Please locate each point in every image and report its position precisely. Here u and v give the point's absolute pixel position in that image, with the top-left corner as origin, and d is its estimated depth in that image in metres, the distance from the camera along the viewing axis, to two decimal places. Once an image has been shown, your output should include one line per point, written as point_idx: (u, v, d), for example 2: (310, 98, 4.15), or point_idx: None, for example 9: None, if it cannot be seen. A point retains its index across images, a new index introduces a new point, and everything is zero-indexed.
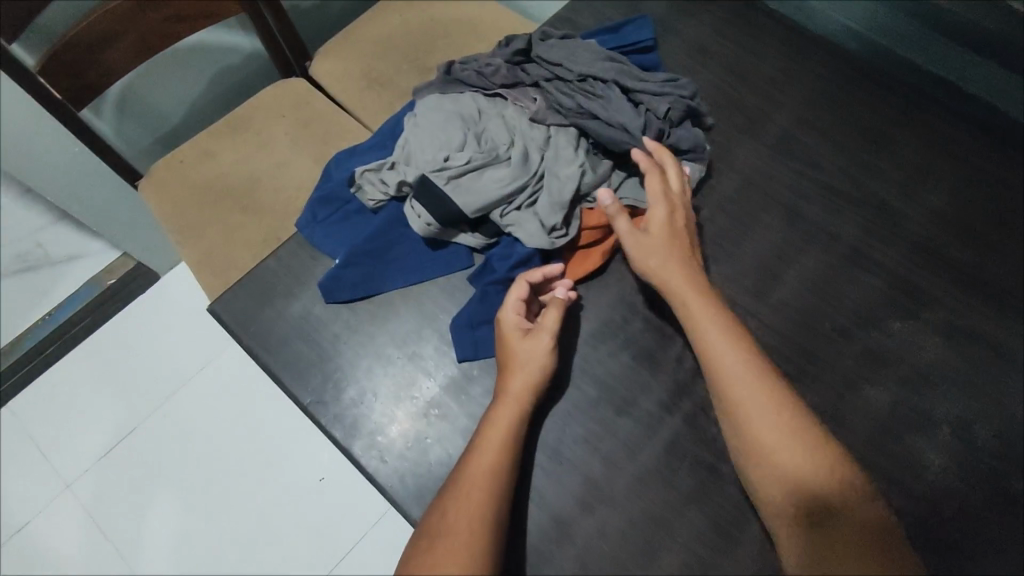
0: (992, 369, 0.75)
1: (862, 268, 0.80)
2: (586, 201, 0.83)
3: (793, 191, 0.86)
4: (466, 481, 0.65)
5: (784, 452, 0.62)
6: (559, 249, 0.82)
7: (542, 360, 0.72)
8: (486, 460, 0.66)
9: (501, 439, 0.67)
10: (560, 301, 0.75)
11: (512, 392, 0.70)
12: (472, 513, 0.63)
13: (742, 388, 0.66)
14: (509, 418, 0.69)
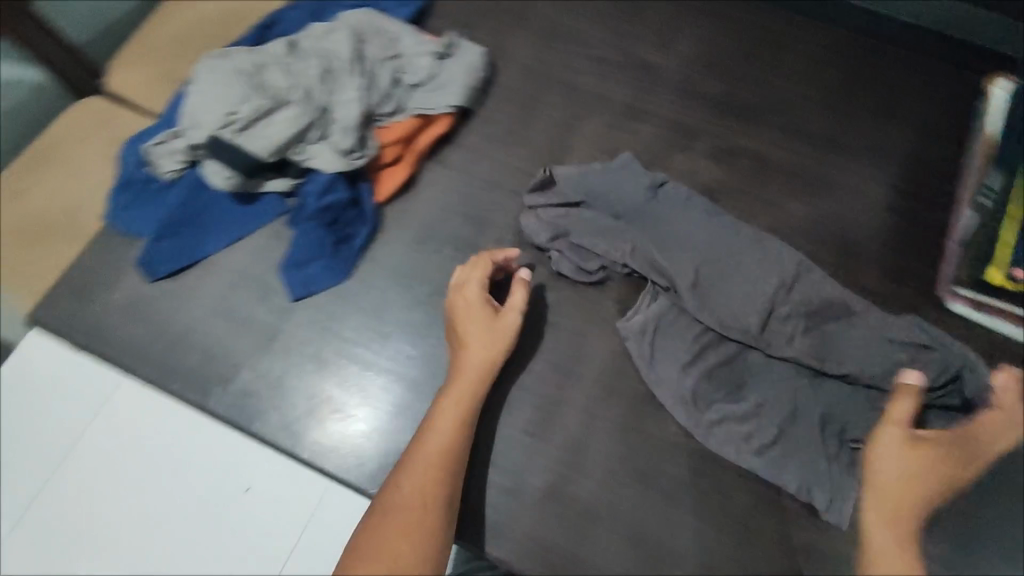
0: (755, 174, 0.86)
1: (638, 120, 0.89)
2: (378, 120, 0.84)
3: (568, 69, 0.92)
4: (416, 464, 0.65)
5: (902, 551, 0.60)
6: (365, 172, 0.83)
7: (500, 338, 0.72)
8: (438, 440, 0.67)
9: (454, 415, 0.68)
10: (523, 280, 0.74)
11: (469, 371, 0.70)
12: (434, 500, 0.63)
13: (913, 513, 0.62)
14: (462, 398, 0.69)
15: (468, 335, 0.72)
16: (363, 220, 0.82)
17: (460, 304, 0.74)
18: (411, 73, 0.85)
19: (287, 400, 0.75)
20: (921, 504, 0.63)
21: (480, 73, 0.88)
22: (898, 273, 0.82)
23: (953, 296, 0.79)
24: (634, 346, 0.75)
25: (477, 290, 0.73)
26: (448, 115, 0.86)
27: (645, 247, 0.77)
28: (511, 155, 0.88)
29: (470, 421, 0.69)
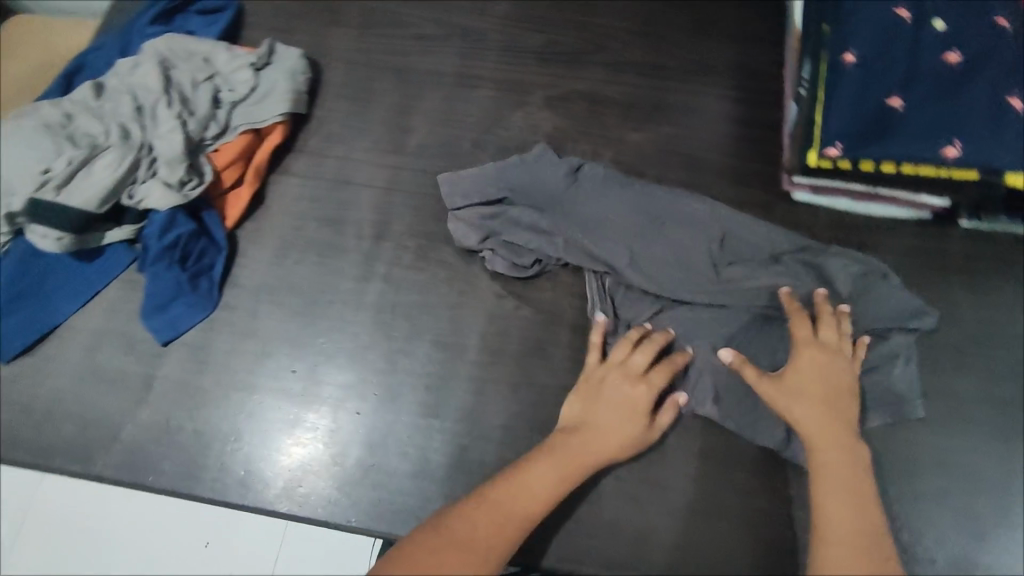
0: (591, 114, 0.89)
1: (471, 87, 0.91)
2: (208, 145, 0.81)
3: (393, 53, 0.93)
4: (493, 511, 0.62)
5: (836, 488, 0.63)
6: (206, 200, 0.80)
7: (628, 436, 0.68)
8: (524, 484, 0.64)
9: (548, 457, 0.66)
10: (675, 401, 0.72)
11: (583, 440, 0.67)
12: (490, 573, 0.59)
13: (828, 445, 0.66)
14: (565, 474, 0.65)
15: (597, 413, 0.70)
16: (217, 248, 0.80)
17: (618, 367, 0.72)
18: (231, 90, 0.83)
19: (176, 445, 0.73)
20: (831, 430, 0.66)
21: (304, 76, 0.87)
22: (741, 174, 0.86)
23: (794, 186, 0.83)
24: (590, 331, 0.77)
25: (639, 393, 0.70)
26: (280, 124, 0.85)
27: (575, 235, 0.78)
28: (354, 148, 0.87)
29: (556, 500, 0.64)
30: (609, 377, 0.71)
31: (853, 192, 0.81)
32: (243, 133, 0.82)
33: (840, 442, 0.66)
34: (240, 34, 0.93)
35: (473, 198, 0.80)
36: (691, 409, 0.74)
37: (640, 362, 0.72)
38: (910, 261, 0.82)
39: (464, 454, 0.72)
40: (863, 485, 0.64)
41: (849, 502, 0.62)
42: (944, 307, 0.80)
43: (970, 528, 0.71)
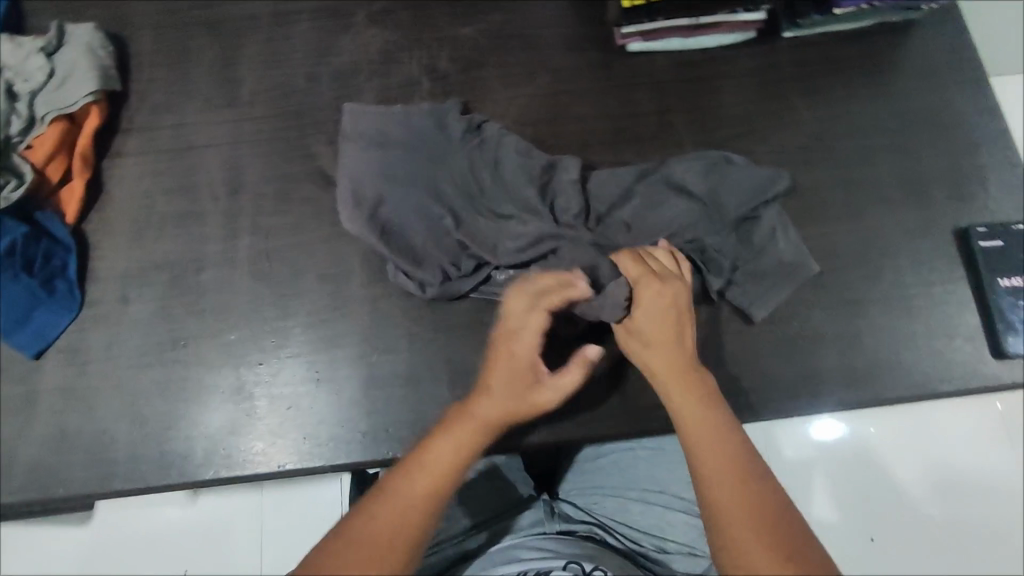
0: (420, 19, 0.88)
1: (292, 21, 0.87)
2: (18, 143, 0.76)
3: (200, 6, 0.88)
4: (404, 500, 0.58)
5: (704, 430, 0.61)
6: (34, 199, 0.75)
7: (521, 397, 0.64)
8: (428, 477, 0.60)
9: (453, 448, 0.61)
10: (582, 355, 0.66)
11: (478, 420, 0.63)
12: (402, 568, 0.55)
13: (679, 395, 0.64)
14: (469, 444, 0.62)
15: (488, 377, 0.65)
16: (65, 247, 0.76)
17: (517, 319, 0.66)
18: (27, 80, 0.77)
19: (79, 450, 0.70)
20: (673, 363, 0.66)
21: (108, 51, 0.82)
22: (577, 41, 0.87)
23: (626, 39, 0.85)
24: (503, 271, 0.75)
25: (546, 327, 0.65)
26: (94, 105, 0.79)
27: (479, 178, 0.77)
28: (185, 113, 0.83)
29: (458, 475, 0.61)
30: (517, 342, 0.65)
31: (679, 29, 0.84)
32: (55, 123, 0.77)
33: (686, 382, 0.65)
34: (27, 25, 0.86)
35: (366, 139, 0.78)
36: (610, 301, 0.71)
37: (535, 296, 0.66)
38: (749, 81, 0.86)
39: (376, 372, 0.73)
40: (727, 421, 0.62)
41: (715, 439, 0.61)
42: (787, 114, 0.85)
43: (850, 301, 0.77)
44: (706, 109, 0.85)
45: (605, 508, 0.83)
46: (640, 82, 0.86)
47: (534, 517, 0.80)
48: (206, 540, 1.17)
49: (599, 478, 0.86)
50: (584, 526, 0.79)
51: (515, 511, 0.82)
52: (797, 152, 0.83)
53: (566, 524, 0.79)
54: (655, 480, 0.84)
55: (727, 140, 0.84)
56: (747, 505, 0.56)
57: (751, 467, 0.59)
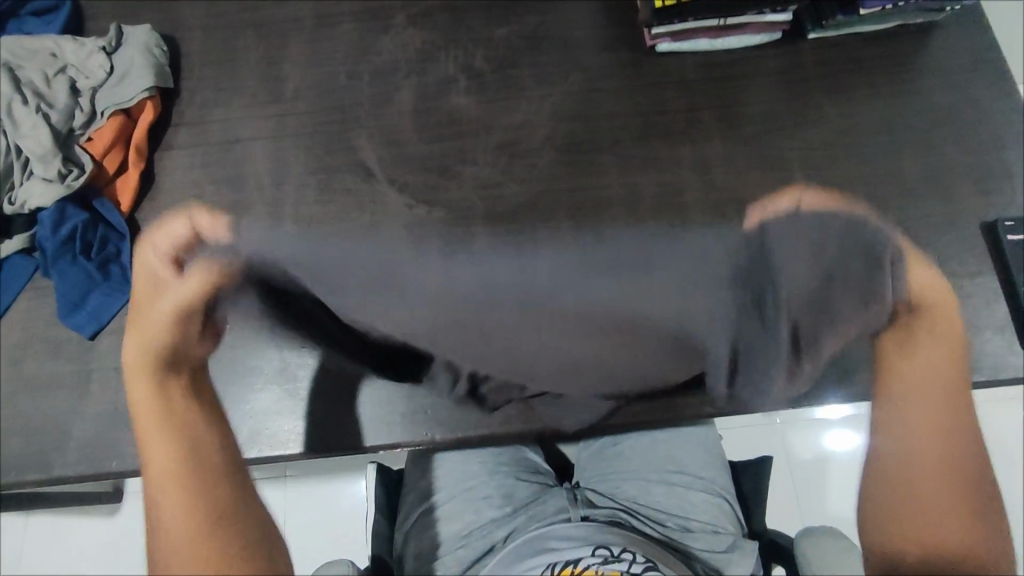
0: (455, 22, 0.92)
1: (334, 23, 0.92)
2: (78, 135, 0.79)
3: (248, 9, 0.92)
4: (152, 465, 0.64)
5: (925, 409, 0.68)
6: (92, 188, 0.79)
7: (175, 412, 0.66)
8: (153, 412, 0.66)
9: (149, 400, 0.67)
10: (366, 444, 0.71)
11: (154, 408, 0.67)
12: (189, 486, 0.62)
13: (942, 375, 0.71)
14: (158, 423, 0.65)
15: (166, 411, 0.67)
16: (119, 233, 0.79)
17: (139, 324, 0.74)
18: (88, 78, 0.82)
19: (130, 427, 0.72)
20: (942, 369, 0.71)
21: (162, 50, 0.86)
22: (607, 41, 0.91)
23: (656, 39, 0.89)
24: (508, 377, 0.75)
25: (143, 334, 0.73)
26: (149, 100, 0.83)
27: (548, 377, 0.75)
28: (232, 108, 0.87)
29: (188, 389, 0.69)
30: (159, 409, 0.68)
31: (706, 29, 0.87)
32: (113, 116, 0.81)
33: (946, 384, 0.70)
34: (85, 28, 0.91)
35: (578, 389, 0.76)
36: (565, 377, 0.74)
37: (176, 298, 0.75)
38: (775, 79, 0.89)
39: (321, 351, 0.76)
40: (968, 419, 0.68)
41: (949, 450, 0.67)
42: (813, 111, 0.87)
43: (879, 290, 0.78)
44: (733, 107, 0.88)
45: (628, 493, 0.84)
46: (669, 80, 0.89)
47: (559, 504, 0.81)
48: None
49: (620, 463, 0.88)
50: (608, 510, 0.80)
51: (539, 500, 0.83)
52: (823, 147, 0.85)
53: (589, 509, 0.80)
54: (675, 462, 0.86)
55: (754, 134, 0.86)
56: (946, 490, 0.64)
57: (959, 442, 0.67)
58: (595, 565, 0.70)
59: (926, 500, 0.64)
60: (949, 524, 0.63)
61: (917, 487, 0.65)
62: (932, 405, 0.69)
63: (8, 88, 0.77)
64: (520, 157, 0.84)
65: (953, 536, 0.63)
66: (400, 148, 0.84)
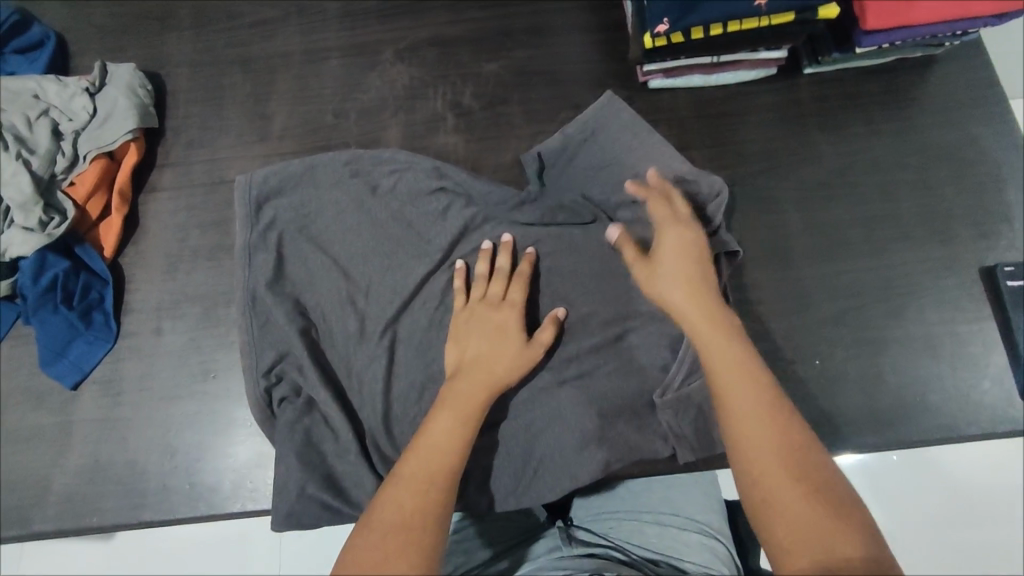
0: (444, 57, 0.90)
1: (321, 59, 0.90)
2: (61, 180, 0.78)
3: (235, 45, 0.91)
4: (425, 457, 0.60)
5: (722, 367, 0.60)
6: (74, 233, 0.77)
7: (502, 369, 0.68)
8: (422, 469, 0.58)
9: (443, 446, 0.61)
10: (552, 318, 0.73)
11: (472, 375, 0.67)
12: (416, 519, 0.55)
13: (712, 341, 0.62)
14: (463, 412, 0.63)
15: (467, 347, 0.70)
16: (102, 280, 0.78)
17: (488, 310, 0.72)
18: (71, 120, 0.80)
19: (113, 481, 0.71)
20: (724, 350, 0.62)
21: (146, 89, 0.85)
22: (598, 78, 0.89)
23: (648, 75, 0.86)
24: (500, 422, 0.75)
25: (505, 321, 0.72)
26: (132, 142, 0.82)
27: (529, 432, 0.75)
28: (219, 148, 0.86)
29: (459, 446, 0.61)
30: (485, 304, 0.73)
31: (700, 66, 0.85)
32: (96, 160, 0.80)
33: (731, 369, 0.60)
34: (70, 65, 0.90)
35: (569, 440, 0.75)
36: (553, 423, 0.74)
37: (505, 269, 0.75)
38: (769, 116, 0.87)
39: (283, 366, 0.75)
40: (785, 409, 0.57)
41: (740, 374, 0.60)
42: (809, 149, 0.85)
43: (874, 338, 0.76)
44: (727, 145, 0.86)
45: None
46: (661, 117, 0.88)
47: (549, 544, 0.72)
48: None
49: (611, 503, 0.80)
50: (601, 547, 0.70)
51: (528, 541, 0.74)
52: (819, 187, 0.83)
53: (583, 547, 0.70)
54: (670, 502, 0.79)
55: (749, 174, 0.84)
56: (776, 453, 0.54)
57: (769, 437, 0.55)
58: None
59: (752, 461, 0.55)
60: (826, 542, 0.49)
61: (774, 510, 0.52)
62: (740, 411, 0.57)
63: None
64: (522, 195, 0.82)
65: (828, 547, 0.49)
66: None
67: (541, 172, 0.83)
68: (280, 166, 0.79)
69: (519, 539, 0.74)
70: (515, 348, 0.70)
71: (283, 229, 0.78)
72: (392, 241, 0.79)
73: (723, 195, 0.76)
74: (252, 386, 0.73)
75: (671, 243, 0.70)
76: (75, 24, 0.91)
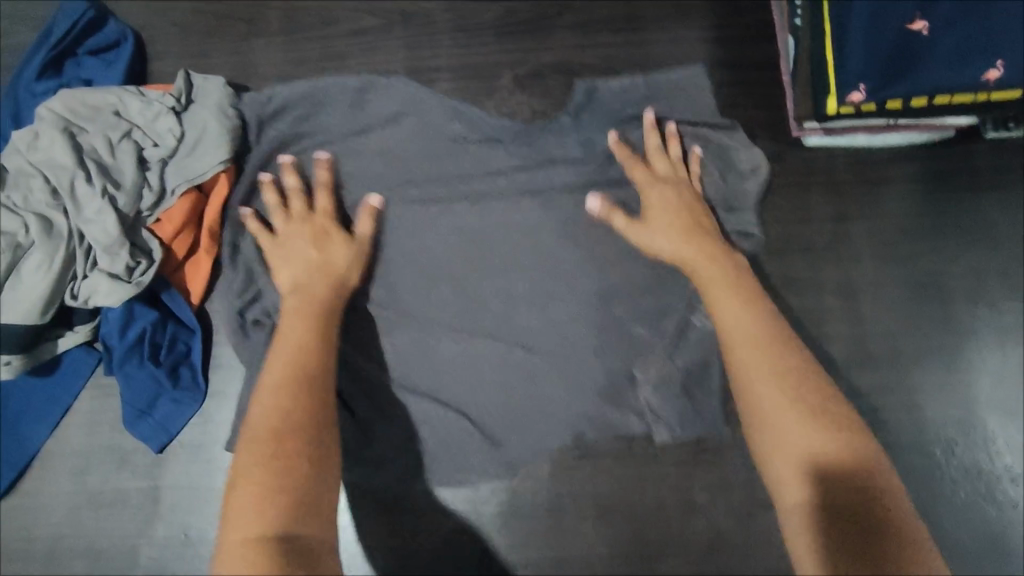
0: (569, 89, 0.79)
1: (429, 81, 0.80)
2: (146, 216, 0.69)
3: (332, 58, 0.80)
4: (282, 392, 0.58)
5: (744, 340, 0.60)
6: (161, 278, 0.69)
7: (337, 285, 0.67)
8: (294, 414, 0.57)
9: (294, 371, 0.60)
10: (368, 206, 0.70)
11: (310, 291, 0.65)
12: (295, 442, 0.55)
13: (726, 307, 0.62)
14: (316, 322, 0.64)
15: (281, 257, 0.68)
16: (189, 329, 0.71)
17: (295, 212, 0.70)
18: (157, 145, 0.71)
19: (205, 557, 0.66)
20: (722, 295, 0.62)
21: (236, 109, 0.74)
22: (745, 126, 0.78)
23: (804, 131, 0.76)
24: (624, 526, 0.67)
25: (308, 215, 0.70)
26: (223, 172, 0.73)
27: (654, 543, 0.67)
28: None
29: (320, 386, 0.60)
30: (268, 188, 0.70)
31: (868, 126, 0.74)
32: (184, 194, 0.71)
33: (734, 317, 0.61)
34: (148, 70, 0.80)
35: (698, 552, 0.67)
36: (682, 535, 0.67)
37: (323, 182, 0.71)
38: (937, 189, 0.77)
39: (382, 446, 0.68)
40: (803, 357, 0.58)
41: (762, 344, 0.59)
42: (978, 233, 0.76)
43: None
44: (886, 221, 0.76)
45: None
46: (815, 180, 0.77)
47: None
48: None
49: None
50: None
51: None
52: (993, 279, 0.74)
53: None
54: None
55: (909, 256, 0.75)
56: (796, 418, 0.54)
57: (775, 394, 0.56)
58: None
59: (769, 429, 0.55)
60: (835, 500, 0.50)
61: (785, 481, 0.53)
62: (757, 385, 0.57)
63: (67, 160, 0.67)
64: None
65: (829, 505, 0.50)
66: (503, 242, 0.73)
67: (590, 105, 0.73)
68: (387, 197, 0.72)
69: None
70: (331, 233, 0.69)
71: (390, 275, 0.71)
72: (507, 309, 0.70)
73: (764, 175, 0.73)
74: (223, 306, 0.70)
75: (647, 190, 0.69)
76: (155, 23, 0.81)
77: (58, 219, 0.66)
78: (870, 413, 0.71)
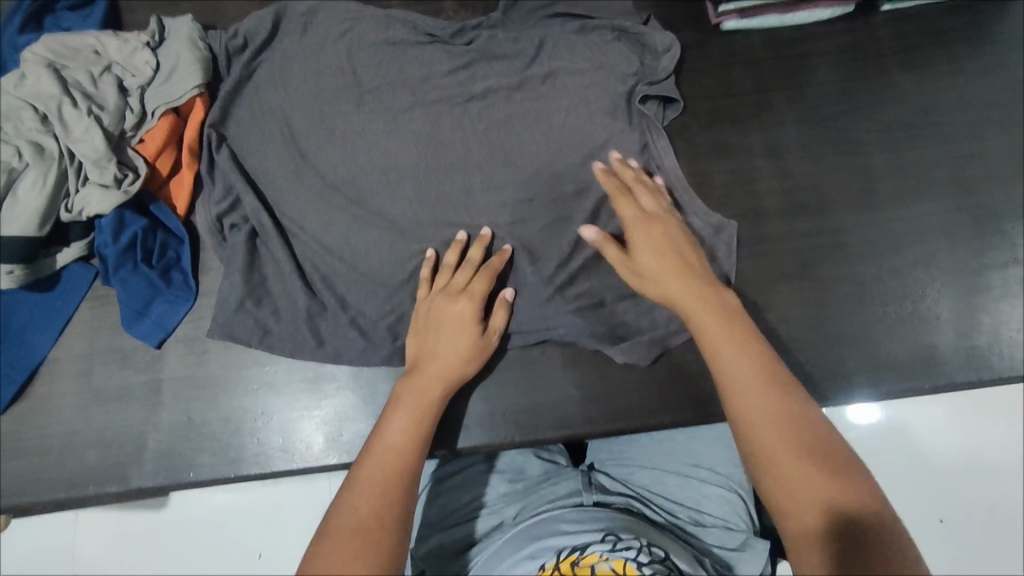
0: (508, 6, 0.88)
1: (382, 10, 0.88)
2: (130, 137, 0.76)
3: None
4: (381, 457, 0.60)
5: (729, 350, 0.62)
6: (148, 192, 0.76)
7: (468, 354, 0.69)
8: (380, 471, 0.59)
9: (398, 446, 0.61)
10: (504, 300, 0.72)
11: (431, 377, 0.67)
12: (384, 498, 0.57)
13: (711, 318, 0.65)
14: (422, 414, 0.65)
15: (421, 351, 0.69)
16: (178, 238, 0.78)
17: (437, 311, 0.70)
18: (135, 75, 0.77)
19: (208, 438, 0.72)
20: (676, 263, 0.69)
21: (207, 42, 0.81)
22: (667, 22, 0.87)
23: (722, 17, 0.85)
24: (589, 372, 0.75)
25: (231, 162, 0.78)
26: (198, 97, 0.79)
27: (617, 385, 0.74)
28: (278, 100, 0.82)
29: (422, 446, 0.63)
30: (452, 303, 0.70)
31: (777, 5, 0.83)
32: (163, 116, 0.77)
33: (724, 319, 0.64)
34: (124, 23, 0.88)
35: (658, 389, 0.74)
36: (640, 373, 0.74)
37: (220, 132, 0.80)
38: (845, 55, 0.85)
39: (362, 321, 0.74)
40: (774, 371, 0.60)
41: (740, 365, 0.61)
42: (890, 89, 0.83)
43: (963, 276, 0.77)
44: (804, 88, 0.83)
45: (649, 482, 0.77)
46: (735, 60, 0.85)
47: (571, 487, 0.74)
48: (265, 558, 0.98)
49: (632, 450, 0.80)
50: (621, 498, 0.72)
51: (549, 481, 0.76)
52: (904, 128, 0.81)
53: (603, 495, 0.72)
54: (693, 454, 0.79)
55: (829, 116, 0.82)
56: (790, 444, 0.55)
57: (759, 397, 0.58)
58: (602, 551, 0.61)
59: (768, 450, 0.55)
60: (808, 457, 0.54)
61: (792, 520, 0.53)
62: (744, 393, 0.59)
63: (53, 88, 0.73)
64: (570, 120, 0.79)
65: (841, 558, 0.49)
66: (460, 138, 0.79)
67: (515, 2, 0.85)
68: (360, 107, 0.80)
69: (542, 479, 0.76)
70: (457, 326, 0.69)
71: (360, 170, 0.78)
72: (464, 193, 0.78)
73: (676, 51, 0.82)
74: (204, 213, 0.77)
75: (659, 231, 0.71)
76: None
77: (47, 141, 0.72)
78: (805, 252, 0.77)
